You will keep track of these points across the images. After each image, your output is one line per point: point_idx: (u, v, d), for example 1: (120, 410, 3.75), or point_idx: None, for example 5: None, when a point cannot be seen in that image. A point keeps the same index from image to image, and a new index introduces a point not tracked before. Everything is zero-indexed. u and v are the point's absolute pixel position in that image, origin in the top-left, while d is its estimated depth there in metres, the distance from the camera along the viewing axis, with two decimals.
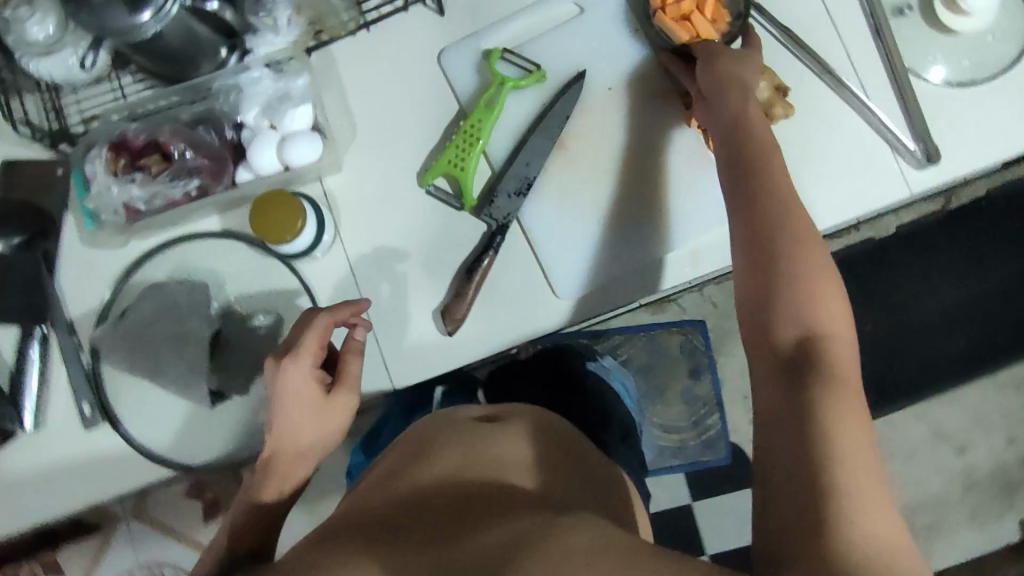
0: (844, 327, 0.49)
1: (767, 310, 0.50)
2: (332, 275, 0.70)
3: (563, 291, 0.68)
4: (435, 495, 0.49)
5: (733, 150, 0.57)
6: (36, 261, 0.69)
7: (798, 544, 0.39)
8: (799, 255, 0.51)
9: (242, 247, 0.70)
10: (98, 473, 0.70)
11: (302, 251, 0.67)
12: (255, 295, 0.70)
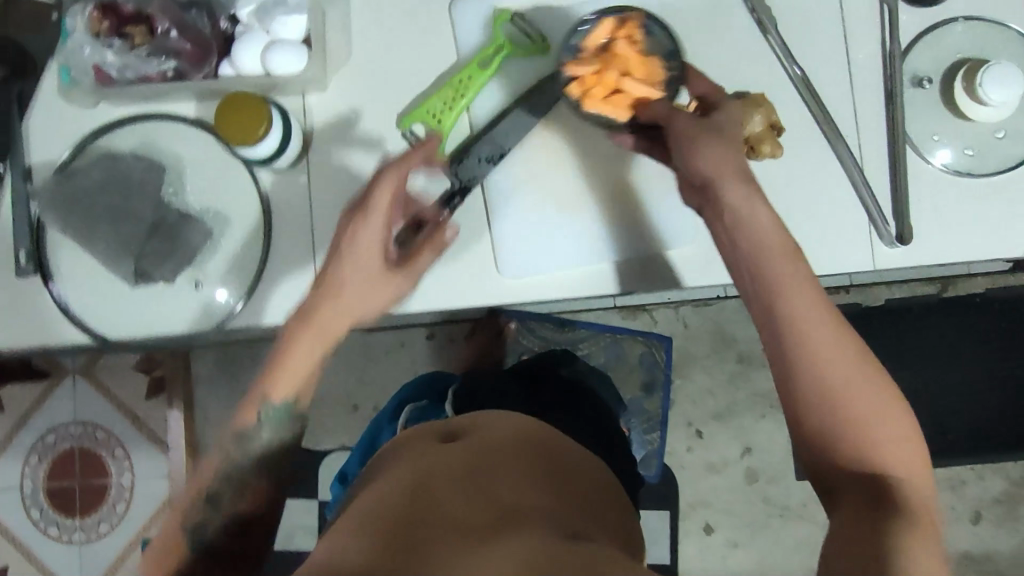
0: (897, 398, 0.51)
1: (813, 401, 0.51)
2: (288, 191, 0.69)
3: (507, 270, 0.67)
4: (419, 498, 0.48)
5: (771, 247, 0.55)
6: (11, 99, 0.70)
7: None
8: (845, 339, 0.52)
9: (207, 139, 0.70)
10: (17, 323, 0.70)
11: (263, 157, 0.66)
12: (210, 191, 0.69)
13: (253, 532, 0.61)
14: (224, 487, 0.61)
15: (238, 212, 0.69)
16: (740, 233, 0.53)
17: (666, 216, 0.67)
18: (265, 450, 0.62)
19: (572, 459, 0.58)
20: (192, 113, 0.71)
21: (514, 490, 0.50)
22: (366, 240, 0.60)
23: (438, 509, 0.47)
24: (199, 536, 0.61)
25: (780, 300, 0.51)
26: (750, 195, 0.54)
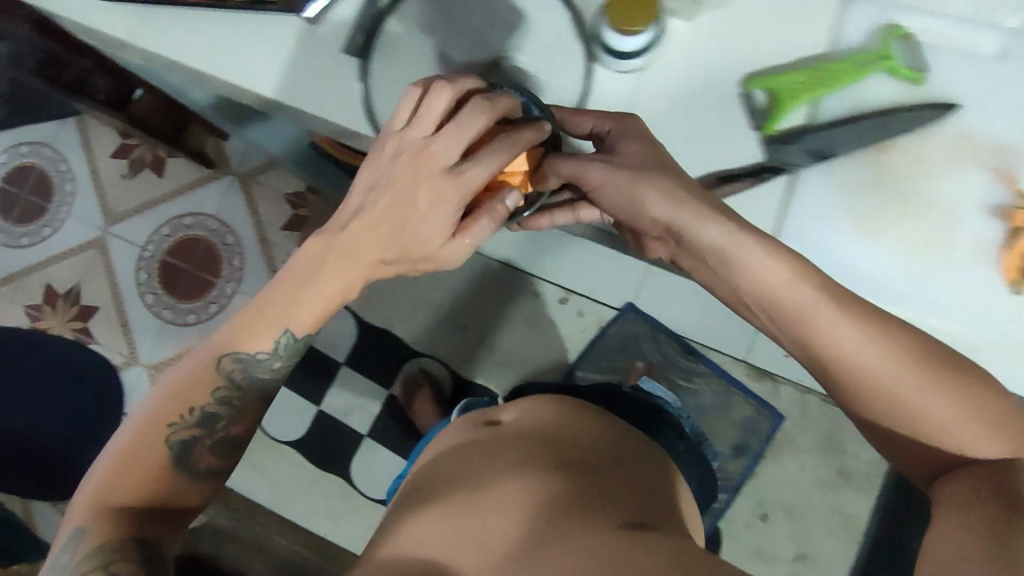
0: (955, 418, 0.63)
1: (888, 434, 0.67)
2: (615, 94, 0.74)
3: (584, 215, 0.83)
4: (466, 485, 0.79)
5: (814, 358, 0.68)
6: None
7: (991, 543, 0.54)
8: (880, 406, 0.65)
9: (562, 14, 0.75)
10: (322, 90, 0.75)
11: (620, 51, 0.72)
12: (544, 60, 0.75)
13: (239, 442, 0.83)
14: (223, 411, 0.80)
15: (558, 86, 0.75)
16: (719, 257, 0.68)
17: (962, 283, 0.73)
18: (265, 379, 0.81)
19: (598, 432, 0.85)
20: None
21: (574, 467, 0.78)
22: (439, 211, 0.69)
23: (470, 524, 0.73)
24: (185, 441, 0.78)
25: (848, 366, 0.65)
26: (726, 226, 0.67)
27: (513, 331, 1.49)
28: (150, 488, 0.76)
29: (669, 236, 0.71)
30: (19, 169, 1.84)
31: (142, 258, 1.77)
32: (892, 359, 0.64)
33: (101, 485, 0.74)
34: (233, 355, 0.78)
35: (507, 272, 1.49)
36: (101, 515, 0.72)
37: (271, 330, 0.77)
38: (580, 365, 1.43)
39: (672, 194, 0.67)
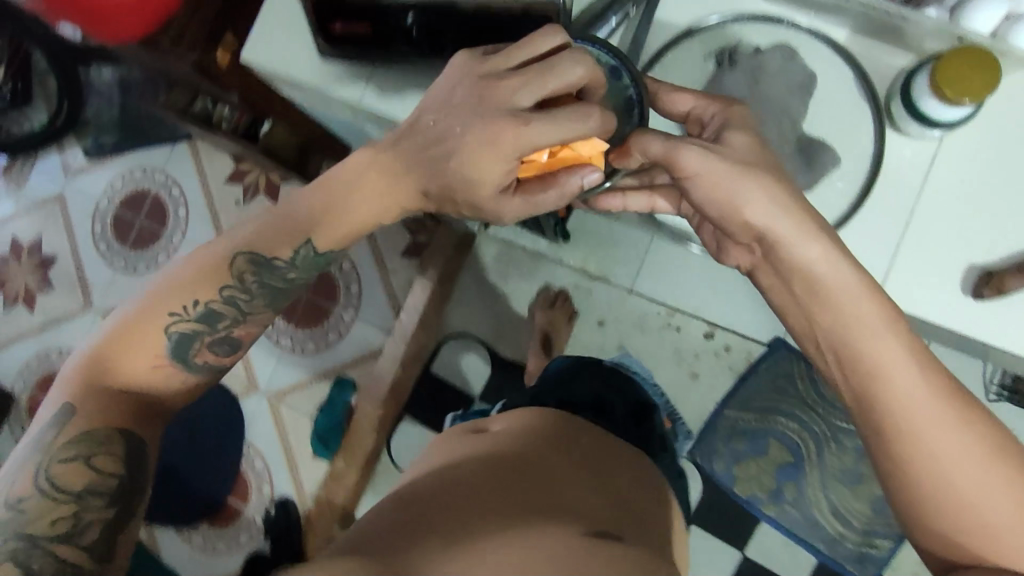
0: (1000, 507, 0.56)
1: (917, 506, 0.60)
2: (911, 163, 0.64)
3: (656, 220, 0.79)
4: (460, 481, 0.72)
5: (863, 401, 0.60)
6: None
7: None
8: (925, 472, 0.58)
9: (846, 74, 0.65)
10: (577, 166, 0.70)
11: (931, 118, 0.60)
12: (828, 126, 0.65)
13: (241, 344, 0.77)
14: (226, 310, 0.74)
15: (844, 154, 0.65)
16: (804, 278, 0.62)
17: None
18: (276, 289, 0.75)
19: (587, 459, 0.80)
20: (840, 40, 0.66)
21: (552, 483, 0.73)
22: (490, 156, 0.60)
23: (456, 514, 0.66)
24: (183, 336, 0.73)
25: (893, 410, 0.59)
26: (825, 245, 0.60)
27: (655, 367, 1.42)
28: (147, 375, 0.72)
29: (756, 244, 0.64)
30: (134, 196, 1.85)
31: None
32: (952, 420, 0.58)
33: (95, 365, 0.70)
34: (252, 255, 0.73)
35: (648, 306, 1.42)
36: (97, 398, 0.68)
37: (291, 239, 0.73)
38: (727, 404, 1.38)
39: (781, 204, 0.60)
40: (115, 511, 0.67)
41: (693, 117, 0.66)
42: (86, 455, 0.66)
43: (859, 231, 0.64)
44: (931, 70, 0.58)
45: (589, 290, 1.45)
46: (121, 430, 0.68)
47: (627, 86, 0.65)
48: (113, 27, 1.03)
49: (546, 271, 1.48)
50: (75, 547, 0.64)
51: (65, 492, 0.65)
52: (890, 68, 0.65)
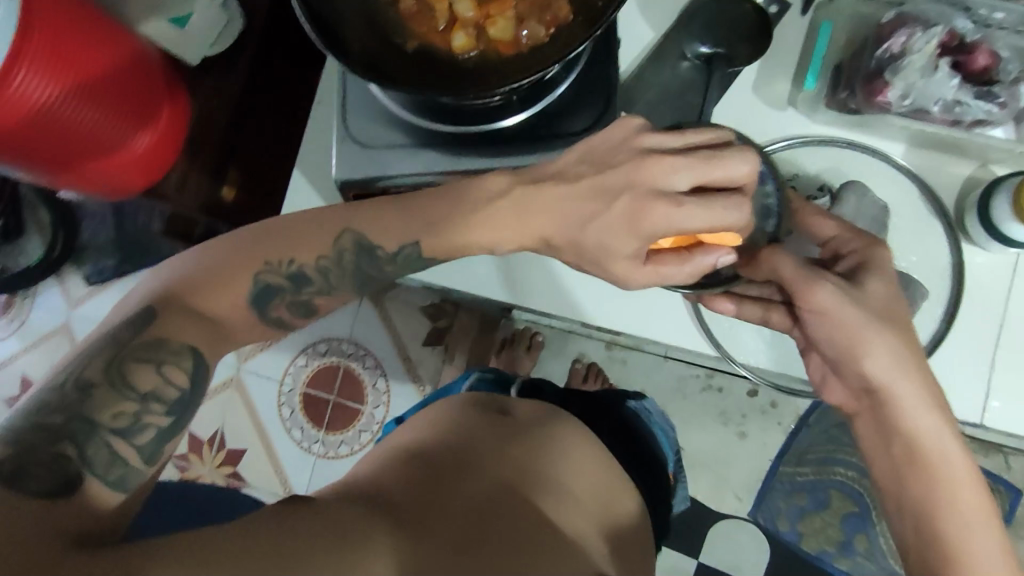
0: None
1: None
2: (993, 275, 0.62)
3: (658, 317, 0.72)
4: (468, 474, 0.62)
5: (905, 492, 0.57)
6: (705, 90, 0.65)
7: None
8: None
9: (912, 188, 0.63)
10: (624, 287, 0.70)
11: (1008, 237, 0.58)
12: (905, 244, 0.63)
13: (317, 312, 0.62)
14: (316, 277, 0.59)
15: (921, 269, 0.62)
16: (907, 444, 0.57)
17: None
18: (362, 278, 0.60)
19: (601, 471, 0.73)
20: (897, 154, 0.64)
21: (560, 498, 0.66)
22: (626, 228, 0.53)
23: (457, 520, 0.56)
24: (268, 287, 0.58)
25: (928, 498, 0.55)
26: (939, 421, 0.56)
27: (702, 432, 1.34)
28: (232, 311, 0.57)
29: (864, 393, 0.59)
30: None
31: (281, 398, 1.56)
32: (990, 527, 0.54)
33: (190, 281, 0.56)
34: (358, 236, 0.59)
35: (686, 370, 1.35)
36: (178, 314, 0.54)
37: (398, 235, 0.58)
38: (783, 461, 1.32)
39: (902, 367, 0.56)
40: (174, 423, 0.51)
41: (828, 247, 0.60)
42: (158, 359, 0.51)
43: (949, 353, 0.61)
44: (1013, 192, 0.57)
45: (623, 360, 1.38)
46: (195, 348, 0.53)
47: (769, 194, 0.58)
48: (107, 181, 0.96)
49: (577, 345, 1.40)
50: (128, 445, 0.48)
51: (131, 389, 0.50)
52: (954, 177, 0.63)
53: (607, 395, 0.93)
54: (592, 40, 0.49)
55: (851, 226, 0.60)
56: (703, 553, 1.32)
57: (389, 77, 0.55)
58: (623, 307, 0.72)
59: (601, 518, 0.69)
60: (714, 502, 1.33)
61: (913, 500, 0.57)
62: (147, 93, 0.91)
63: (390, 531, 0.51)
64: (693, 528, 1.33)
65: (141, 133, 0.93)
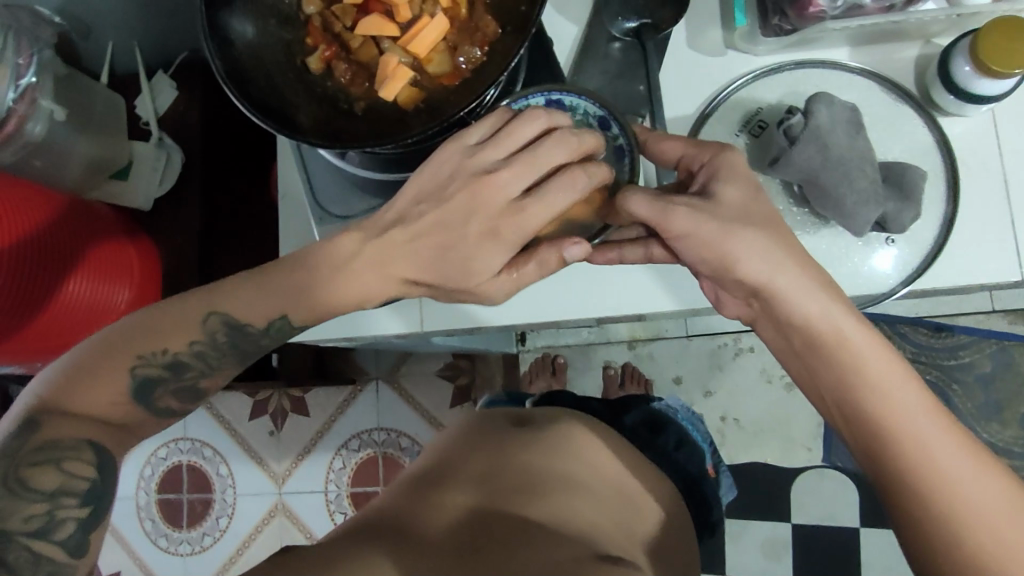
0: (965, 471, 0.47)
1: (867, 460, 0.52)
2: (975, 139, 0.62)
3: (679, 289, 0.66)
4: (460, 482, 0.63)
5: (795, 346, 0.55)
6: (642, 54, 0.64)
7: (954, 546, 0.46)
8: (871, 423, 0.50)
9: (871, 85, 0.64)
10: (638, 281, 0.67)
11: (965, 91, 0.59)
12: (882, 139, 0.63)
13: (204, 393, 0.57)
14: (195, 362, 0.55)
15: (907, 154, 0.63)
16: (801, 332, 0.52)
17: None
18: (242, 352, 0.56)
19: (613, 463, 0.70)
20: (844, 58, 0.65)
21: (565, 490, 0.62)
22: (486, 239, 0.52)
23: (435, 522, 0.57)
24: (146, 380, 0.53)
25: (819, 342, 0.52)
26: (828, 301, 0.51)
27: (750, 398, 1.30)
28: (110, 412, 0.52)
29: (752, 299, 0.55)
30: (169, 473, 1.56)
31: (331, 507, 1.47)
32: (882, 364, 0.50)
33: (53, 387, 0.50)
34: (224, 316, 0.54)
35: (712, 342, 1.32)
36: (62, 424, 0.49)
37: (269, 306, 0.54)
38: None
39: (775, 262, 0.51)
40: (93, 511, 0.49)
41: (683, 168, 0.57)
42: (57, 459, 0.48)
43: (966, 223, 0.61)
44: (970, 55, 0.57)
45: (650, 354, 1.34)
46: (93, 442, 0.50)
47: (617, 136, 0.59)
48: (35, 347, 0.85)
49: (601, 354, 1.36)
50: (48, 543, 0.47)
51: (34, 490, 0.47)
52: (904, 61, 0.64)
53: (630, 402, 0.87)
54: (528, 39, 0.50)
55: (828, 134, 0.57)
56: (795, 515, 1.26)
57: (349, 137, 0.56)
58: (636, 291, 0.67)
59: (620, 507, 0.65)
60: (786, 460, 1.27)
61: (829, 378, 0.52)
62: (77, 240, 0.86)
63: (377, 545, 0.51)
64: (776, 493, 1.27)
65: (78, 282, 0.86)
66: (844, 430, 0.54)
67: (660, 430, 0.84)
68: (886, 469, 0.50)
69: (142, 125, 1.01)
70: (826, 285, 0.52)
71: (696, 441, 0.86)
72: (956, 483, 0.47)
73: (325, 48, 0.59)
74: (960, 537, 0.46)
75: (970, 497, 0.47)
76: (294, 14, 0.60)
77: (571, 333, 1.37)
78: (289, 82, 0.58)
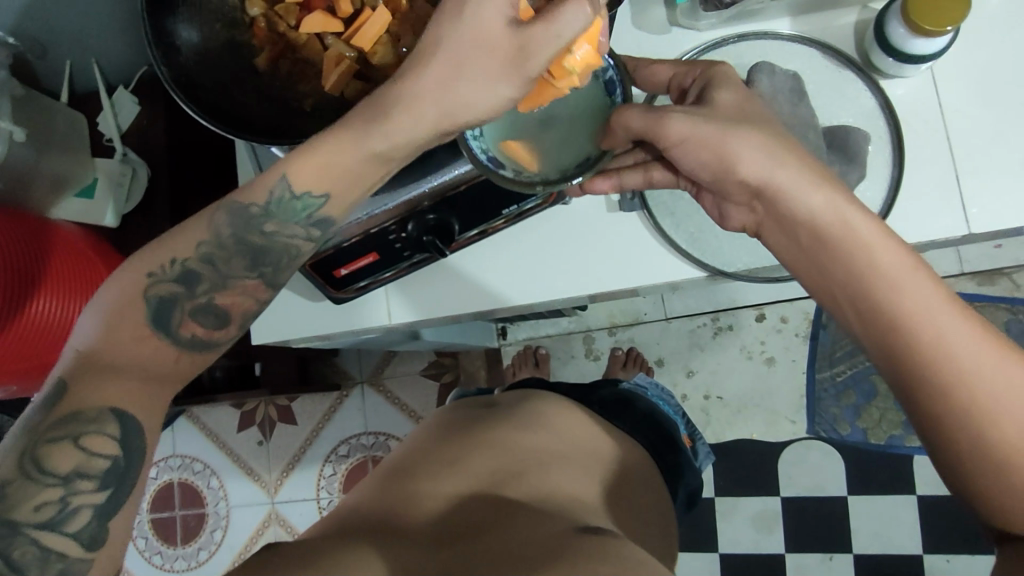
0: (986, 363, 0.44)
1: (878, 356, 0.49)
2: (917, 100, 0.63)
3: (643, 261, 0.67)
4: (443, 470, 0.62)
5: (797, 242, 0.52)
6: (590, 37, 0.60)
7: (975, 441, 0.45)
8: (880, 311, 0.47)
9: (815, 55, 0.65)
10: (604, 258, 0.68)
11: (898, 46, 0.60)
12: (828, 105, 0.65)
13: (232, 318, 0.51)
14: (207, 271, 0.50)
15: (853, 119, 0.64)
16: (804, 225, 0.50)
17: None
18: (254, 248, 0.50)
19: (594, 448, 0.69)
20: (786, 29, 0.66)
21: (547, 467, 0.63)
22: None
23: (417, 517, 0.55)
24: (162, 301, 0.48)
25: (818, 230, 0.50)
26: (830, 193, 0.49)
27: (732, 375, 1.31)
28: (133, 356, 0.46)
29: (756, 201, 0.53)
30: (161, 491, 1.56)
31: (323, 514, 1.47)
32: (892, 249, 0.47)
33: (82, 340, 0.46)
34: (230, 205, 0.50)
35: (691, 323, 1.33)
36: (86, 386, 0.44)
37: (268, 177, 0.50)
38: (817, 368, 1.27)
39: (773, 156, 0.50)
40: (113, 495, 0.44)
41: (675, 88, 0.60)
42: (76, 434, 0.43)
43: (912, 182, 0.63)
44: (902, 17, 0.58)
45: (631, 338, 1.35)
46: (117, 410, 0.44)
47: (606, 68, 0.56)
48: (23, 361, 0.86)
49: (582, 340, 1.37)
50: (61, 536, 0.42)
51: (49, 475, 0.42)
52: (844, 28, 0.65)
53: (600, 383, 0.89)
54: None
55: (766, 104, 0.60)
56: (785, 487, 1.27)
57: (300, 134, 0.56)
58: (601, 269, 0.68)
59: (600, 477, 0.66)
60: (770, 434, 1.29)
61: (835, 268, 0.50)
62: (39, 247, 0.85)
63: (356, 544, 0.50)
64: (764, 467, 1.28)
65: (43, 300, 0.85)
66: (849, 324, 0.51)
67: (630, 402, 0.85)
68: (900, 362, 0.47)
69: (106, 143, 1.00)
70: (822, 180, 0.50)
71: (669, 419, 0.87)
72: (972, 377, 0.44)
73: (269, 48, 0.60)
74: (980, 431, 0.44)
75: (997, 389, 0.44)
76: (239, 17, 0.60)
77: (550, 322, 1.37)
78: (237, 81, 0.59)
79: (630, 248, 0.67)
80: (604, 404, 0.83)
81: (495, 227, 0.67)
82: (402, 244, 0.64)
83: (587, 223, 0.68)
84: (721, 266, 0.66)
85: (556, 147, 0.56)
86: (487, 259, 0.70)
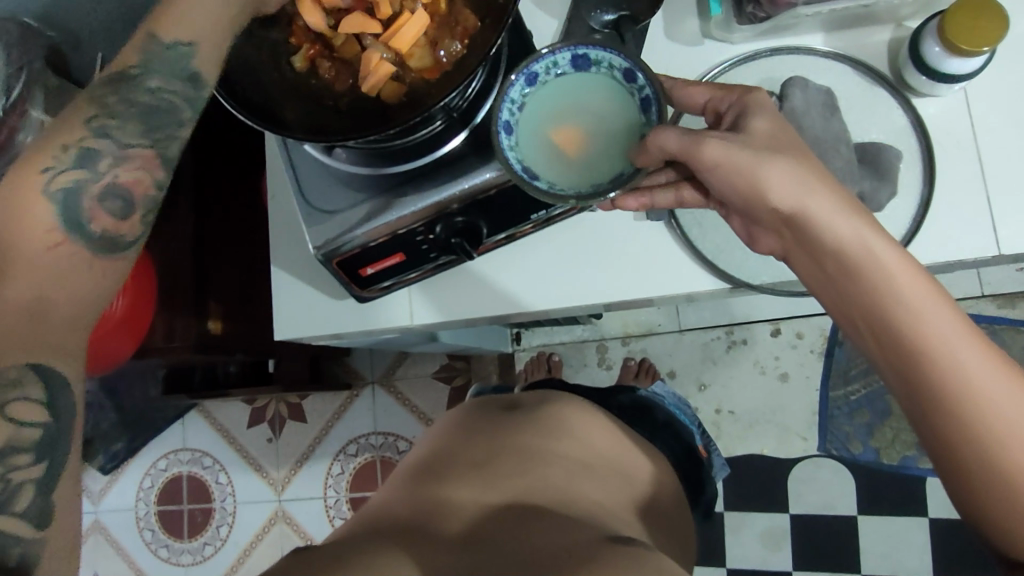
0: (1011, 402, 0.44)
1: (900, 388, 0.49)
2: (947, 120, 0.63)
3: (666, 270, 0.67)
4: (461, 479, 0.62)
5: (822, 267, 0.51)
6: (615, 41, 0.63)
7: (1000, 480, 0.44)
8: (905, 342, 0.47)
9: (847, 73, 0.65)
10: (627, 266, 0.68)
11: (933, 64, 0.59)
12: (859, 121, 0.65)
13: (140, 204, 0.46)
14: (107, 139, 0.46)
15: (883, 136, 0.64)
16: (830, 253, 0.50)
17: None
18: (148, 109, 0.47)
19: (612, 458, 0.69)
20: (818, 44, 0.66)
21: (567, 476, 0.63)
22: None
23: (440, 524, 0.55)
24: (69, 189, 0.44)
25: (844, 258, 0.49)
26: (857, 222, 0.49)
27: (745, 389, 1.30)
28: (71, 291, 0.43)
29: (785, 228, 0.52)
30: (169, 484, 1.56)
31: (331, 512, 1.47)
32: (922, 282, 0.47)
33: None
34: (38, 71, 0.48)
35: (705, 335, 1.33)
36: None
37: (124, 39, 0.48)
38: (831, 386, 1.27)
39: (807, 183, 0.50)
40: (49, 467, 0.39)
41: (711, 110, 0.59)
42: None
43: (941, 201, 0.62)
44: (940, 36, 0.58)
45: (644, 349, 1.34)
46: (37, 362, 0.40)
47: (644, 86, 0.56)
48: None
49: (595, 347, 1.37)
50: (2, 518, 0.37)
51: None
52: (877, 46, 0.65)
53: (621, 388, 0.89)
54: (504, 29, 0.51)
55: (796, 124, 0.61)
56: (795, 505, 1.27)
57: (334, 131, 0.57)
58: (624, 275, 0.68)
59: (617, 486, 0.66)
60: (782, 450, 1.28)
61: (859, 299, 0.49)
62: None
63: (382, 550, 0.49)
64: (775, 483, 1.27)
65: None
66: (871, 353, 0.51)
67: (648, 409, 0.85)
68: (923, 396, 0.46)
69: None
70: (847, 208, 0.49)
71: (687, 429, 0.87)
72: (999, 411, 0.44)
73: (308, 47, 0.60)
74: (1009, 465, 0.44)
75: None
76: (278, 13, 0.60)
77: (565, 330, 1.38)
78: (274, 80, 0.60)
79: (654, 256, 0.67)
80: (622, 411, 0.83)
81: (522, 231, 0.68)
82: (428, 245, 0.64)
83: (612, 231, 0.68)
84: (745, 278, 0.66)
85: (591, 162, 0.56)
86: (511, 265, 0.70)
